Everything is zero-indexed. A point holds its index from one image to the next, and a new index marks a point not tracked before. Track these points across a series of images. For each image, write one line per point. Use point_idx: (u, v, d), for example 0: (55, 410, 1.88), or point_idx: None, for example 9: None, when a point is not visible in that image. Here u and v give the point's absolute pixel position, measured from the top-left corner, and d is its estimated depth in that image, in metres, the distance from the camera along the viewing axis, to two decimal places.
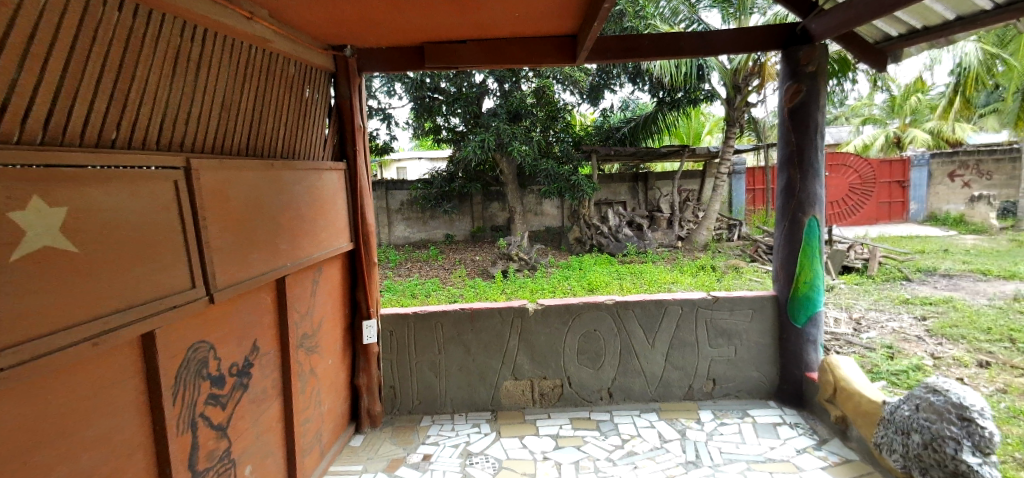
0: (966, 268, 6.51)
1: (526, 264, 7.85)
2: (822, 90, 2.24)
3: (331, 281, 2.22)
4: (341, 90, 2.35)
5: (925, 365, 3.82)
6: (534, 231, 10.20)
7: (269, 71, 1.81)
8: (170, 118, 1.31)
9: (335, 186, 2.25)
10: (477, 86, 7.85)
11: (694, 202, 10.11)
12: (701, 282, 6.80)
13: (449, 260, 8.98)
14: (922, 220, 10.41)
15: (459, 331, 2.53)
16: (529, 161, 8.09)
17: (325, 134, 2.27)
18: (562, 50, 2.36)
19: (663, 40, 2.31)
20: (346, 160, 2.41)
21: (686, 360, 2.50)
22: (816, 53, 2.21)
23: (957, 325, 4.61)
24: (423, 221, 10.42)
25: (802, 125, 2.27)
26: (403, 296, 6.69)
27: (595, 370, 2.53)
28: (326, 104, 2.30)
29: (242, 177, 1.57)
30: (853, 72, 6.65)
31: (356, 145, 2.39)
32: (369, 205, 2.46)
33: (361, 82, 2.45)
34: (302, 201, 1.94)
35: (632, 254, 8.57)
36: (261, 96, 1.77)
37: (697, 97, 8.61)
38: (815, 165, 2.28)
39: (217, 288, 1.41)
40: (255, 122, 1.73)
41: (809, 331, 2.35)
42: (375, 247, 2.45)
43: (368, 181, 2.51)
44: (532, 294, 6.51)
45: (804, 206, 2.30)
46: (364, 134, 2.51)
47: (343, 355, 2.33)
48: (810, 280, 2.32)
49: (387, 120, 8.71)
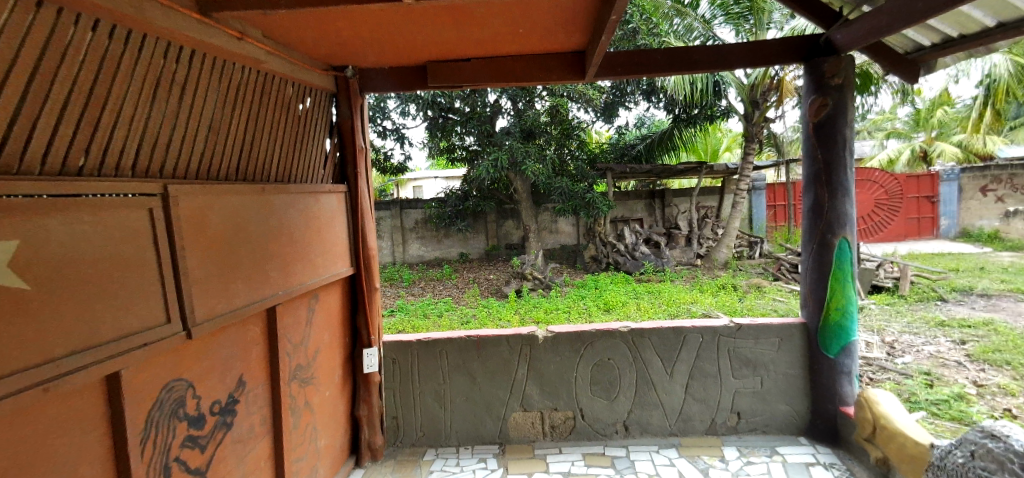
0: (1006, 287, 6.11)
1: (540, 284, 7.68)
2: (850, 103, 2.10)
3: (328, 307, 2.14)
4: (342, 111, 2.31)
5: (968, 394, 3.52)
6: (548, 249, 10.09)
7: (264, 93, 1.78)
8: (149, 143, 1.26)
9: (334, 209, 2.20)
10: (491, 105, 7.87)
11: (712, 218, 9.89)
12: (722, 302, 6.55)
13: (463, 279, 8.90)
14: (954, 237, 9.87)
15: (465, 359, 2.41)
16: (543, 178, 8.01)
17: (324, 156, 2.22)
18: (569, 66, 2.28)
19: (675, 54, 2.22)
20: (347, 181, 2.35)
21: (708, 392, 2.32)
22: (842, 65, 2.08)
23: (1001, 349, 4.27)
24: (438, 239, 10.42)
25: (829, 140, 2.13)
26: (415, 316, 6.60)
27: (610, 401, 2.38)
28: (327, 125, 2.26)
29: (229, 204, 1.52)
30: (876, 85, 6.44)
31: (357, 167, 2.33)
32: (371, 227, 2.39)
33: (364, 103, 2.41)
34: (295, 226, 1.88)
35: (649, 272, 8.35)
36: (254, 119, 1.73)
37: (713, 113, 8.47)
38: (845, 183, 2.12)
39: (196, 322, 1.35)
40: (247, 145, 1.69)
41: (842, 362, 2.16)
42: (376, 271, 2.37)
43: (370, 203, 2.45)
44: (545, 315, 6.35)
45: (834, 226, 2.14)
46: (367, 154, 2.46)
47: (341, 385, 2.24)
48: (843, 306, 2.14)
49: (402, 140, 8.81)
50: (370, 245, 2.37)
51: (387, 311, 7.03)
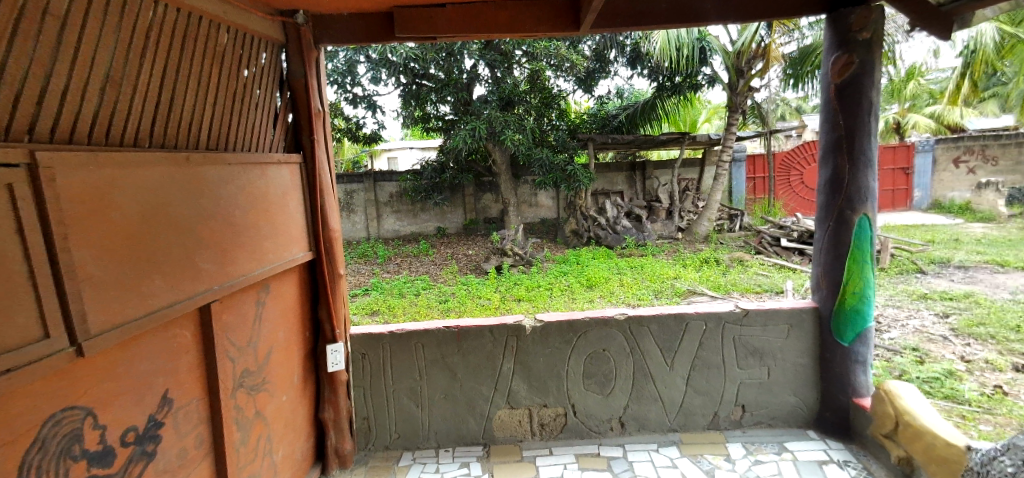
0: (981, 259, 6.21)
1: (521, 260, 7.40)
2: (879, 61, 1.80)
3: (281, 302, 1.80)
4: (293, 66, 1.89)
5: (958, 370, 3.49)
6: (528, 223, 9.86)
7: (188, 37, 1.37)
8: (8, 92, 0.86)
9: (287, 184, 1.82)
10: (468, 72, 7.36)
11: (693, 191, 9.77)
12: (706, 276, 6.47)
13: (440, 255, 8.57)
14: (926, 208, 10.02)
15: (443, 353, 2.15)
16: (524, 149, 7.64)
17: (273, 119, 1.82)
18: (559, 17, 1.95)
19: (684, 4, 1.90)
20: (301, 150, 1.96)
21: (711, 384, 2.15)
22: (871, 16, 1.77)
23: (983, 323, 4.30)
24: (413, 214, 10.00)
25: (852, 105, 1.84)
26: (390, 296, 6.27)
27: (605, 397, 2.17)
28: (275, 83, 1.85)
29: (138, 179, 1.14)
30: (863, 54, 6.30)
31: (314, 134, 1.94)
32: (332, 205, 2.03)
33: (319, 56, 2.00)
34: (236, 207, 1.51)
35: (631, 246, 8.21)
36: (175, 72, 1.33)
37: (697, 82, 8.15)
38: (869, 153, 1.87)
39: (96, 331, 0.99)
40: (163, 103, 1.28)
41: (857, 350, 1.99)
42: (341, 258, 2.03)
43: (332, 177, 2.08)
44: (528, 293, 6.13)
45: (854, 202, 1.90)
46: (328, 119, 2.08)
47: (302, 388, 1.93)
48: (859, 290, 1.94)
49: (374, 110, 8.27)
50: (331, 226, 2.02)
51: (361, 290, 6.67)
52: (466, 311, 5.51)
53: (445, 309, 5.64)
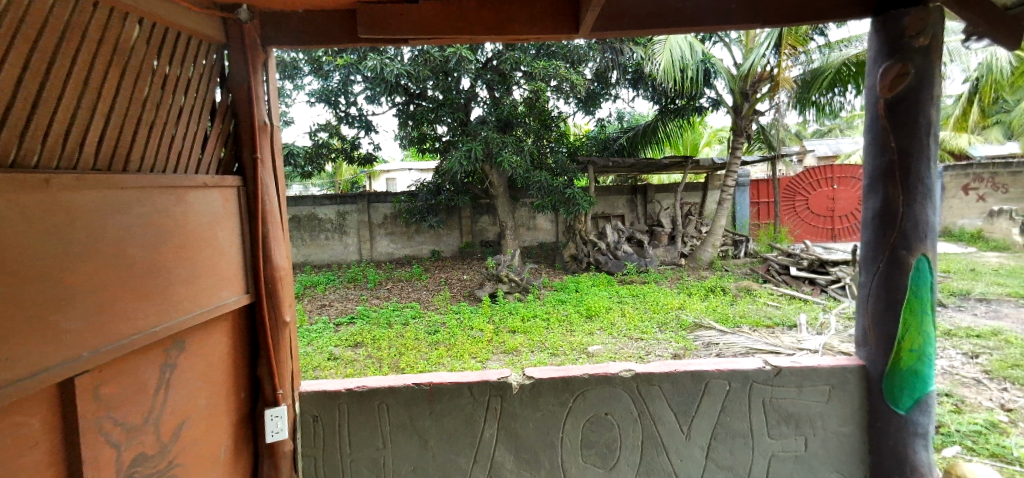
0: (1003, 291, 5.86)
1: (517, 287, 6.99)
2: (939, 70, 1.51)
3: (200, 357, 1.44)
4: (236, 70, 1.60)
5: (1000, 420, 3.08)
6: (526, 247, 9.65)
7: (72, 28, 1.05)
8: None
9: (217, 212, 1.49)
10: (465, 92, 7.16)
11: (696, 216, 9.53)
12: (712, 306, 6.11)
13: (434, 279, 8.22)
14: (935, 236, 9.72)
15: (412, 416, 1.78)
16: (521, 172, 7.35)
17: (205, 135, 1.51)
18: (555, 14, 1.66)
19: (705, 1, 1.62)
20: (241, 172, 1.64)
21: (736, 457, 1.77)
22: (929, 18, 1.48)
23: (1020, 364, 3.90)
24: (408, 236, 9.69)
25: (907, 123, 1.55)
26: (377, 325, 5.88)
27: (607, 471, 1.79)
28: (210, 90, 1.54)
29: None
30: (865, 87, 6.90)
31: (257, 152, 1.62)
32: (277, 236, 1.69)
33: (269, 62, 1.71)
34: (132, 243, 1.17)
35: (632, 273, 7.87)
36: (48, 67, 1.00)
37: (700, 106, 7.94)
38: (926, 181, 1.56)
39: None
40: (23, 100, 0.94)
41: (916, 420, 1.61)
42: (286, 300, 1.69)
43: (280, 203, 1.76)
44: (523, 323, 5.75)
45: (909, 239, 1.58)
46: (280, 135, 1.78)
47: (229, 463, 1.56)
48: (917, 347, 1.59)
49: (369, 131, 8.08)
50: (276, 263, 1.68)
51: (347, 318, 6.27)
52: (455, 343, 5.11)
53: (434, 341, 5.24)
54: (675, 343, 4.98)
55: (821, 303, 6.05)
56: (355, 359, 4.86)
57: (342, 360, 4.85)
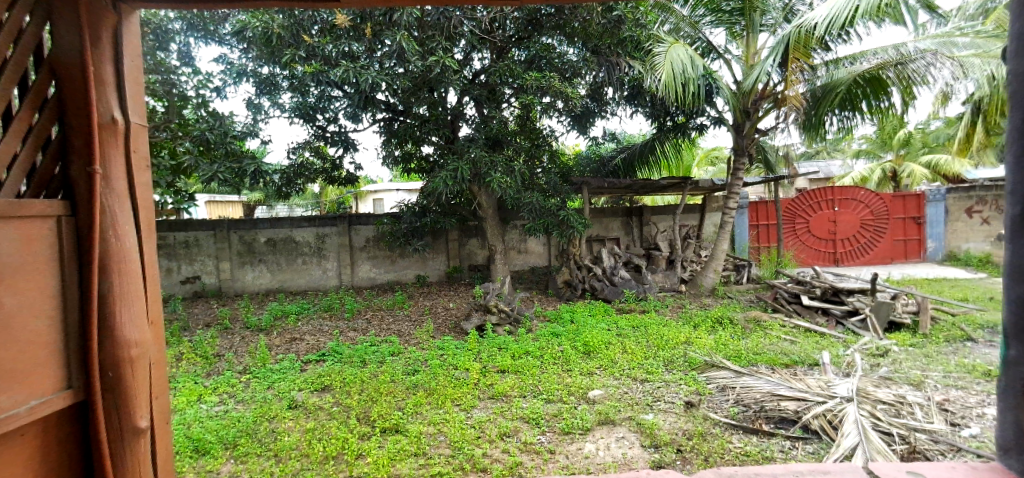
0: None
1: (507, 318, 6.33)
2: None
3: None
4: (64, 39, 1.25)
5: None
6: (517, 271, 9.12)
7: None
8: None
9: (9, 260, 1.09)
10: (452, 109, 6.72)
11: (694, 239, 9.11)
12: (721, 341, 5.54)
13: (418, 308, 7.56)
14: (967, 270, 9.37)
15: None
16: (512, 194, 6.74)
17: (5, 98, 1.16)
18: None
19: None
20: (70, 194, 1.25)
21: None
22: None
23: None
24: (391, 260, 9.07)
25: None
26: (347, 364, 5.20)
27: None
28: (24, 48, 1.21)
29: None
30: (858, 119, 6.88)
31: (92, 163, 1.24)
32: (129, 295, 1.31)
33: (124, 23, 1.37)
34: None
35: (631, 300, 7.32)
36: None
37: (686, 125, 7.67)
38: None
39: None
40: None
41: None
42: (133, 392, 1.30)
43: (141, 246, 1.38)
44: (513, 360, 5.14)
45: None
46: (140, 140, 1.42)
47: None
48: None
49: (351, 149, 7.53)
50: (125, 337, 1.29)
51: (316, 355, 5.56)
52: (435, 386, 4.43)
53: (411, 383, 4.56)
54: (685, 386, 4.38)
55: (840, 337, 5.54)
56: (319, 407, 4.14)
57: (303, 409, 4.11)
